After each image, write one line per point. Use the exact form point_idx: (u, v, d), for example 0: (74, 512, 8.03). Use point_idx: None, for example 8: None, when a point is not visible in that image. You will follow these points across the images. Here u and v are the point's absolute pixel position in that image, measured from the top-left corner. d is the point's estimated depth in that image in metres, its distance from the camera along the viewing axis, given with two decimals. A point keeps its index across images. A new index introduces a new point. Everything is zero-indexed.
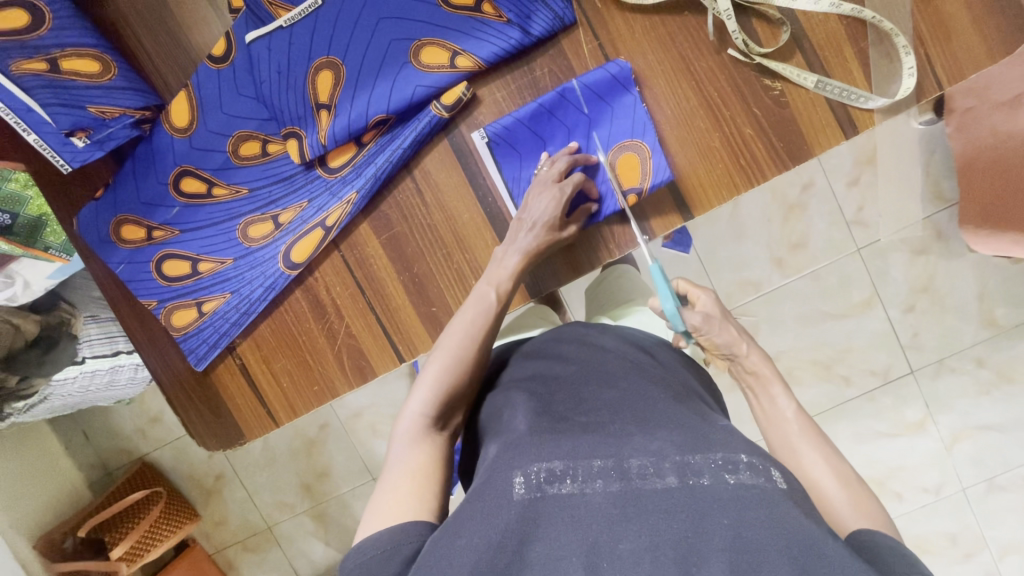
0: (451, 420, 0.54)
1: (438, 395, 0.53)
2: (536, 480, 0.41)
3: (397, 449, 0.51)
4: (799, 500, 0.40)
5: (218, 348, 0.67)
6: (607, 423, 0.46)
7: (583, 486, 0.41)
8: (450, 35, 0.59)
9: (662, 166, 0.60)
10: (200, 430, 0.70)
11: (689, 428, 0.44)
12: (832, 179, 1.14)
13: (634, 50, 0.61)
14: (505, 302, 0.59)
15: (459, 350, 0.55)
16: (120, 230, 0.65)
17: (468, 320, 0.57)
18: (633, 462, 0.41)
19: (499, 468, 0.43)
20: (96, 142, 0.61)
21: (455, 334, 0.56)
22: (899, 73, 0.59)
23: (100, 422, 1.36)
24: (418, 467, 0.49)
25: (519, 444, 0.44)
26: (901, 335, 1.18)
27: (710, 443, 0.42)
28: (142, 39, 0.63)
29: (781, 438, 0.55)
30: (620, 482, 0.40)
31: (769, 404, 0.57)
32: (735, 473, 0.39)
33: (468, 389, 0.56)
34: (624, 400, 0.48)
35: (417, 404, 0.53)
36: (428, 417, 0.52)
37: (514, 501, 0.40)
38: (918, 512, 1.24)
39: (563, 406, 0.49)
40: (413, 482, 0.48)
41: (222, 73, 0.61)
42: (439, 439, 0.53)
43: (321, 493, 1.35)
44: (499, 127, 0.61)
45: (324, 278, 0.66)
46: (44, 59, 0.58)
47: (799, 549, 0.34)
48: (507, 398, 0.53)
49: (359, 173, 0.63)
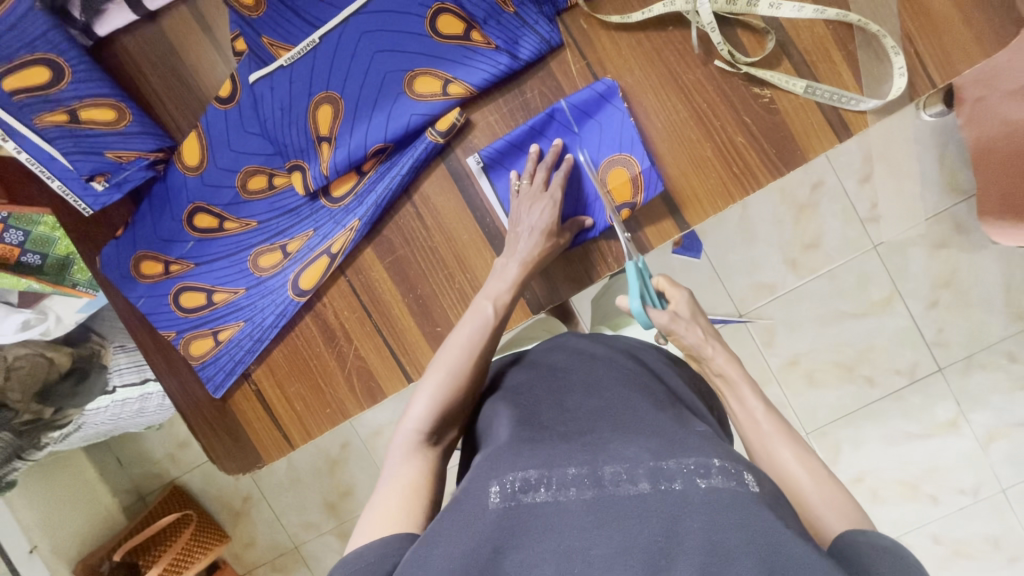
0: (446, 435, 0.56)
1: (433, 412, 0.55)
2: (511, 488, 0.42)
3: (391, 463, 0.53)
4: (772, 503, 0.40)
5: (234, 375, 0.70)
6: (585, 432, 0.47)
7: (558, 493, 0.42)
8: (442, 64, 0.61)
9: (653, 179, 0.61)
10: (219, 453, 0.72)
11: (664, 435, 0.45)
12: (843, 177, 1.12)
13: (621, 67, 0.62)
14: (502, 317, 0.60)
15: (454, 367, 0.57)
16: (139, 265, 0.69)
17: (464, 337, 0.58)
18: (607, 469, 0.42)
19: (478, 477, 0.44)
20: (114, 185, 0.66)
21: (451, 351, 0.58)
22: (889, 73, 0.59)
23: (131, 448, 1.41)
24: (409, 482, 0.51)
25: (498, 456, 0.45)
26: (926, 332, 1.15)
27: (683, 448, 0.43)
28: (155, 86, 0.67)
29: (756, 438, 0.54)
30: (593, 489, 0.41)
31: (738, 404, 0.57)
32: (707, 477, 0.40)
33: (465, 404, 0.57)
34: (607, 409, 0.50)
35: (413, 420, 0.55)
36: (422, 433, 0.54)
37: (490, 510, 0.41)
38: (956, 516, 1.20)
39: (546, 415, 0.51)
40: (404, 497, 0.50)
41: (228, 113, 0.64)
42: (431, 454, 0.54)
43: (345, 512, 1.37)
44: (493, 150, 0.63)
45: (332, 303, 0.68)
46: (64, 111, 0.62)
47: (767, 547, 0.35)
48: (494, 410, 0.55)
49: (361, 201, 0.65)
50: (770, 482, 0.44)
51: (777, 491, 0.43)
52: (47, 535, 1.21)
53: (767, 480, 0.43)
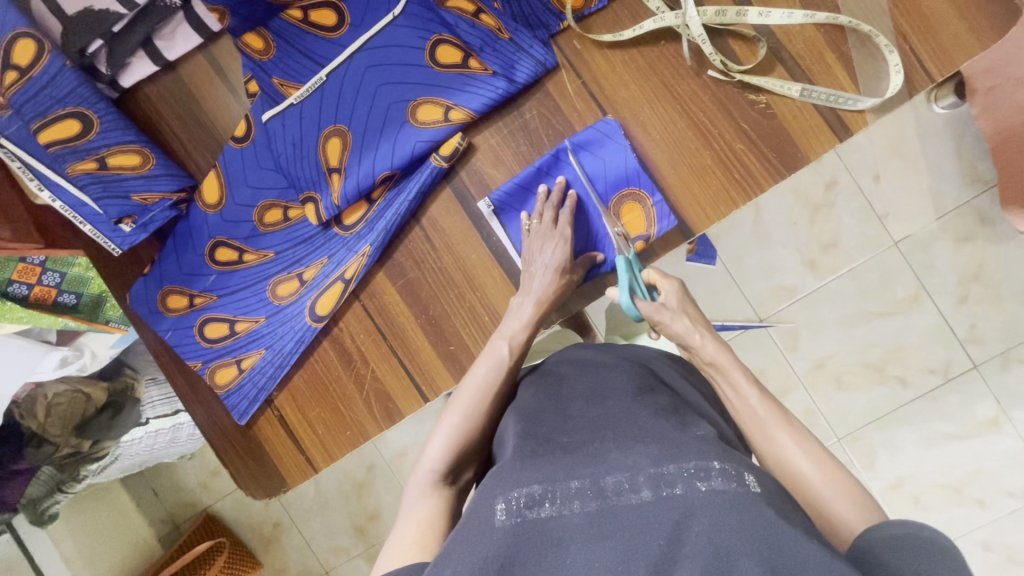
0: (461, 475, 0.58)
1: (450, 451, 0.57)
2: (516, 505, 0.43)
3: (409, 501, 0.55)
4: (773, 501, 0.40)
5: (258, 402, 0.72)
6: (587, 442, 0.48)
7: (562, 507, 0.42)
8: (443, 92, 0.63)
9: (665, 212, 0.63)
10: (247, 481, 0.74)
11: (665, 439, 0.45)
12: (856, 176, 1.11)
13: (616, 83, 0.63)
14: (519, 356, 0.62)
15: (471, 408, 0.59)
16: (166, 300, 0.72)
17: (480, 377, 0.60)
18: (609, 479, 0.43)
19: (484, 494, 0.45)
20: (140, 225, 0.70)
21: (468, 390, 0.60)
22: (886, 71, 0.59)
23: (166, 478, 1.45)
24: (423, 518, 0.52)
25: (504, 472, 0.46)
26: (957, 328, 1.12)
27: (684, 451, 0.43)
28: (175, 129, 0.71)
29: (756, 425, 0.53)
30: (596, 501, 0.42)
31: (732, 393, 0.56)
32: (707, 480, 0.41)
33: (484, 439, 0.60)
34: (608, 417, 0.51)
35: (431, 459, 0.57)
36: (439, 472, 0.56)
37: (497, 528, 0.41)
38: (1005, 520, 1.14)
39: (550, 427, 0.51)
40: (419, 532, 0.51)
41: (244, 151, 0.68)
42: (448, 492, 0.56)
43: (374, 535, 1.37)
44: (502, 194, 0.65)
45: (348, 327, 0.70)
46: (94, 159, 0.66)
47: (766, 547, 0.36)
48: (503, 426, 0.56)
49: (372, 227, 0.67)
50: (776, 482, 0.44)
51: (779, 486, 0.44)
52: (87, 565, 1.25)
53: (773, 481, 0.43)
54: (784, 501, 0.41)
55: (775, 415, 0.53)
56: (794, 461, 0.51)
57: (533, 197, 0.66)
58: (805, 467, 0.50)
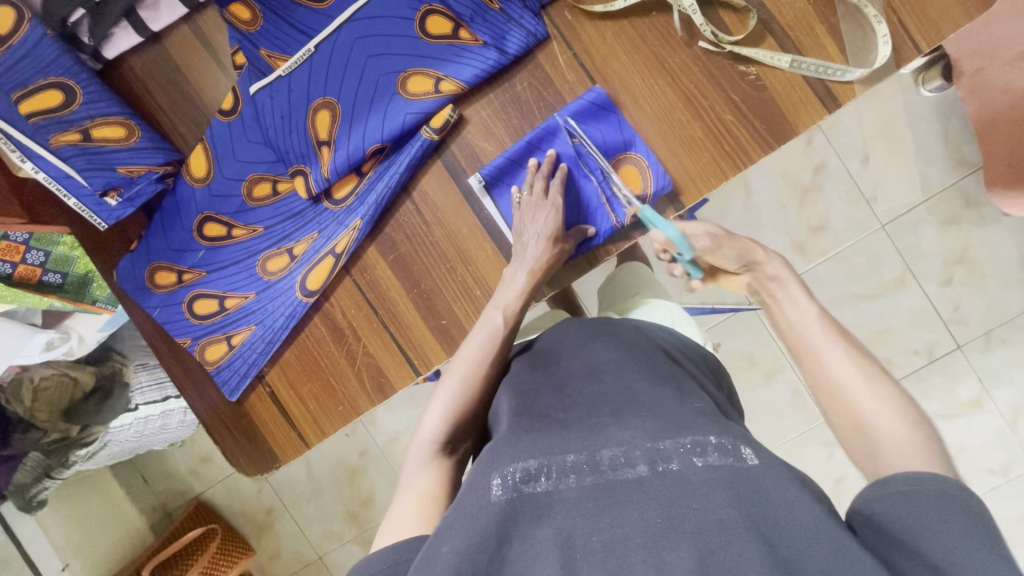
0: (460, 445, 0.58)
1: (447, 423, 0.57)
2: (512, 480, 0.43)
3: (408, 474, 0.55)
4: (773, 472, 0.41)
5: (249, 377, 0.71)
6: (584, 416, 0.48)
7: (558, 482, 0.43)
8: (433, 63, 0.63)
9: (661, 173, 0.63)
10: (238, 458, 0.74)
11: (664, 413, 0.45)
12: (845, 159, 1.12)
13: (607, 54, 0.63)
14: (513, 326, 0.62)
15: (467, 376, 0.59)
16: (153, 276, 0.71)
17: (475, 347, 0.61)
18: (605, 454, 0.43)
19: (479, 472, 0.45)
20: (127, 199, 0.68)
21: (463, 360, 0.60)
22: (874, 43, 0.59)
23: (156, 466, 1.44)
24: (425, 492, 0.53)
25: (501, 446, 0.46)
26: (941, 310, 1.14)
27: (681, 427, 0.43)
28: (160, 102, 0.70)
29: (801, 340, 0.55)
30: (593, 475, 0.43)
31: (790, 307, 0.57)
32: (704, 456, 0.41)
33: (479, 413, 0.60)
34: (605, 391, 0.50)
35: (429, 430, 0.57)
36: (438, 443, 0.56)
37: (493, 504, 0.42)
38: (986, 497, 1.17)
39: (546, 403, 0.51)
40: (420, 504, 0.51)
41: (232, 124, 0.67)
42: (447, 463, 0.56)
43: (367, 520, 1.38)
44: (492, 168, 0.65)
45: (339, 302, 0.70)
46: (77, 130, 0.65)
47: (757, 519, 0.38)
48: (499, 399, 0.57)
49: (362, 201, 0.67)
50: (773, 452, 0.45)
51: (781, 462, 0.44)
52: (77, 552, 1.24)
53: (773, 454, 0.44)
54: (780, 472, 0.42)
55: (832, 332, 0.54)
56: (842, 380, 0.51)
57: (524, 170, 0.66)
58: (851, 387, 0.50)
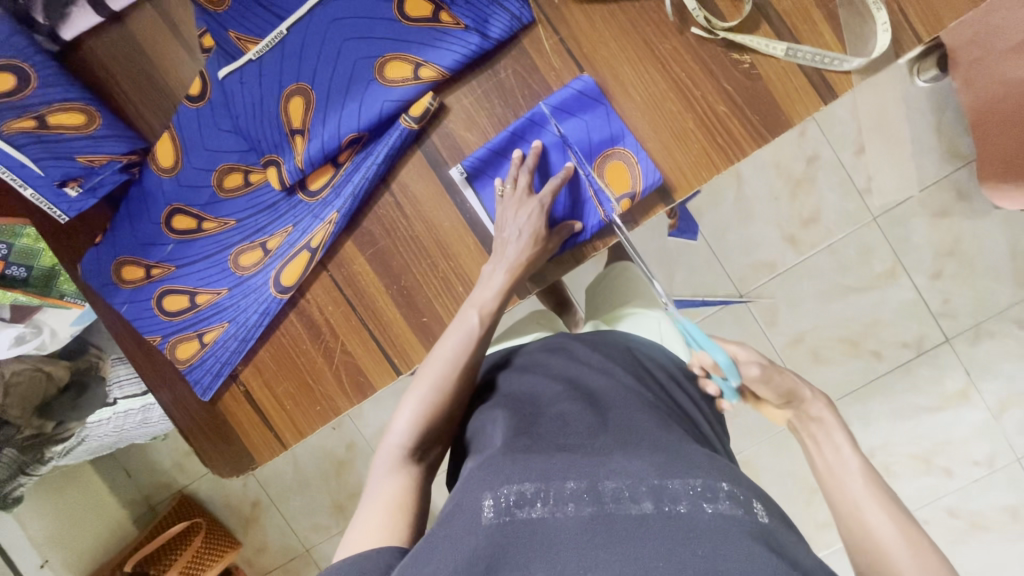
0: (430, 451, 0.56)
1: (416, 427, 0.55)
2: (505, 503, 0.43)
3: (374, 481, 0.53)
4: (780, 532, 0.42)
5: (222, 377, 0.69)
6: (586, 442, 0.48)
7: (555, 509, 0.43)
8: (412, 48, 0.60)
9: (651, 170, 0.60)
10: (212, 457, 0.71)
11: (672, 452, 0.46)
12: (839, 150, 1.10)
13: (595, 39, 0.60)
14: (488, 327, 0.60)
15: (438, 380, 0.57)
16: (121, 271, 0.68)
17: (448, 348, 0.58)
18: (608, 485, 0.44)
19: (472, 487, 0.45)
20: (88, 189, 0.64)
21: (435, 362, 0.58)
22: (873, 30, 0.56)
23: (138, 460, 1.41)
24: (392, 499, 0.51)
25: (492, 465, 0.46)
26: (932, 303, 1.13)
27: (690, 468, 0.44)
28: (123, 86, 0.66)
29: (842, 491, 0.54)
30: (592, 505, 0.43)
31: (832, 453, 0.57)
32: (714, 502, 0.42)
33: (449, 416, 0.57)
34: (609, 420, 0.51)
35: (396, 435, 0.55)
36: (405, 448, 0.54)
37: (483, 526, 0.42)
38: (972, 488, 1.17)
39: (544, 425, 0.51)
40: (387, 513, 0.50)
41: (200, 111, 0.63)
42: (415, 470, 0.54)
43: (354, 513, 1.36)
44: (474, 160, 0.62)
45: (316, 298, 0.67)
46: (32, 117, 0.61)
47: (761, 572, 0.37)
48: (488, 414, 0.56)
49: (339, 193, 0.64)
50: (772, 500, 0.46)
51: (778, 509, 0.46)
52: (56, 549, 1.22)
53: (776, 507, 0.45)
54: (787, 531, 0.43)
55: (876, 489, 0.53)
56: (885, 540, 0.49)
57: (507, 161, 0.63)
58: (894, 553, 0.48)
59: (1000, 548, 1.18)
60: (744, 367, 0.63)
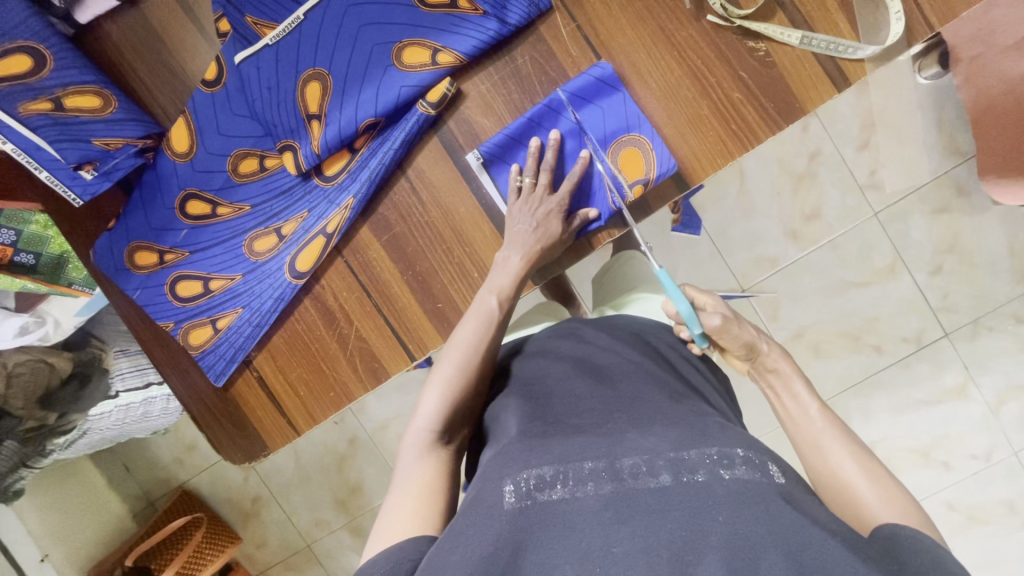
0: (456, 434, 0.56)
1: (443, 410, 0.55)
2: (525, 487, 0.43)
3: (404, 464, 0.53)
4: (795, 493, 0.42)
5: (236, 362, 0.69)
6: (600, 423, 0.49)
7: (575, 489, 0.43)
8: (429, 34, 0.60)
9: (666, 156, 0.60)
10: (226, 446, 0.71)
11: (685, 425, 0.47)
12: (841, 146, 1.11)
13: (612, 27, 0.60)
14: (506, 311, 0.60)
15: (463, 363, 0.57)
16: (133, 256, 0.68)
17: (469, 333, 0.58)
18: (625, 462, 0.44)
19: (491, 477, 0.45)
20: (103, 173, 0.64)
21: (457, 347, 0.58)
22: (886, 19, 0.57)
23: (138, 454, 1.40)
24: (425, 482, 0.51)
25: (510, 452, 0.46)
26: (931, 298, 1.14)
27: (705, 438, 0.44)
28: (137, 70, 0.66)
29: (809, 434, 0.55)
30: (612, 483, 0.43)
31: (792, 401, 0.58)
32: (731, 468, 0.42)
33: (471, 401, 0.57)
34: (619, 400, 0.51)
35: (424, 418, 0.55)
36: (433, 431, 0.54)
37: (506, 510, 0.42)
38: (970, 481, 1.19)
39: (558, 408, 0.51)
40: (418, 499, 0.50)
41: (216, 95, 0.63)
42: (444, 453, 0.54)
43: (356, 508, 1.36)
44: (492, 146, 0.62)
45: (331, 284, 0.67)
46: (48, 99, 0.61)
47: (782, 534, 0.37)
48: (502, 404, 0.55)
49: (355, 178, 0.64)
50: (792, 469, 0.46)
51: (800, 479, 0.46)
52: (57, 544, 1.20)
53: (791, 470, 0.46)
54: (804, 493, 0.43)
55: (835, 432, 0.54)
56: (861, 472, 0.50)
57: (524, 149, 0.63)
58: (870, 484, 0.49)
59: (996, 541, 1.20)
60: (706, 317, 0.60)
